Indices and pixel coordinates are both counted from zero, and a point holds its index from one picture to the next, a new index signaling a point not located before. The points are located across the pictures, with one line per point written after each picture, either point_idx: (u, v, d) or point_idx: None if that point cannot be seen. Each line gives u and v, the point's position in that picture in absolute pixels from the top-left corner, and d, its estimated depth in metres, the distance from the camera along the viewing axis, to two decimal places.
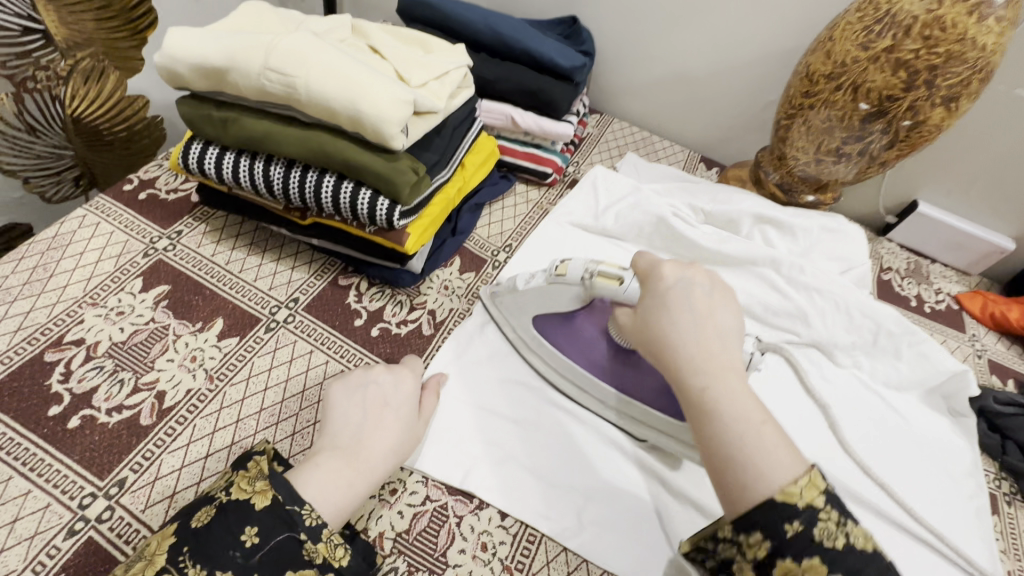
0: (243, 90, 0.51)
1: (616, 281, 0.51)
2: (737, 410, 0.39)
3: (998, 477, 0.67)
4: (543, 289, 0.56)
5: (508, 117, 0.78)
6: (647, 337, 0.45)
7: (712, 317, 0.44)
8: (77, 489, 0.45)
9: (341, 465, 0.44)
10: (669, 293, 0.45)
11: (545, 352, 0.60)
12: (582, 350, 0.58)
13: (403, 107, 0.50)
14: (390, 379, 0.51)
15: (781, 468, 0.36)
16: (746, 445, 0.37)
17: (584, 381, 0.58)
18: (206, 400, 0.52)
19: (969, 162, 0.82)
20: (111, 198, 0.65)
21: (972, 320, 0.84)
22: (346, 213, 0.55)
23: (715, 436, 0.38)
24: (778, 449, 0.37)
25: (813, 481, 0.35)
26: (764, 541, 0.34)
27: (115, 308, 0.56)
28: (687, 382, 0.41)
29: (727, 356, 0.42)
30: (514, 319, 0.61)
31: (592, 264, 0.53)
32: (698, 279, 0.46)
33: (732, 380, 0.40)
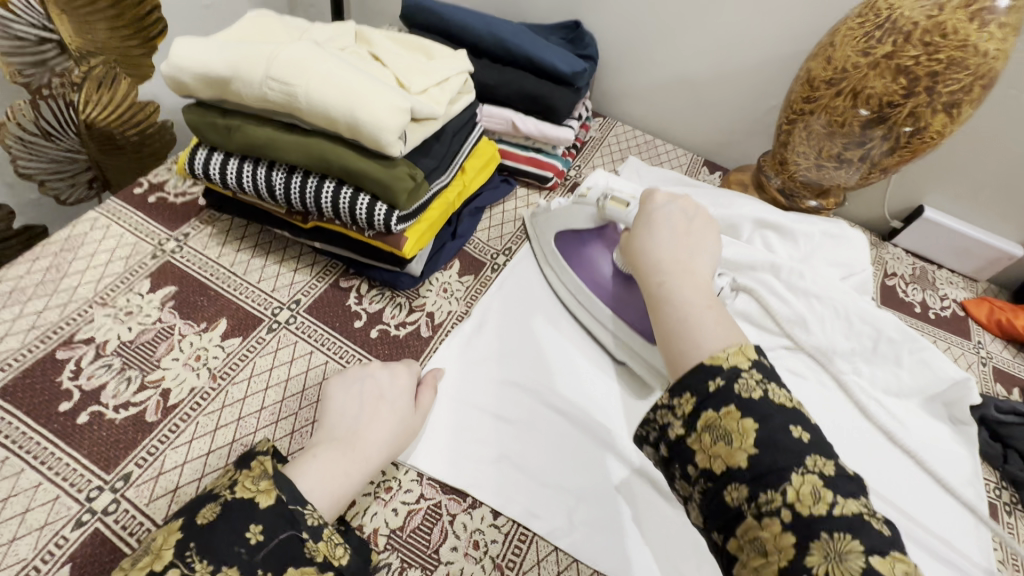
0: (246, 98, 0.53)
1: (623, 206, 0.62)
2: (688, 296, 0.47)
3: (998, 486, 0.67)
4: (567, 210, 0.68)
5: (509, 121, 0.78)
6: (632, 247, 0.56)
7: (686, 235, 0.54)
8: (85, 482, 0.47)
9: (338, 456, 0.46)
10: (654, 214, 0.57)
11: (560, 269, 0.70)
12: (590, 271, 0.67)
13: (401, 116, 0.51)
14: (386, 375, 0.53)
15: (714, 335, 0.43)
16: (688, 318, 0.45)
17: (588, 300, 0.67)
18: (209, 398, 0.53)
19: (977, 167, 0.81)
20: (122, 200, 0.67)
21: (978, 327, 0.83)
22: (345, 217, 0.56)
23: (665, 314, 0.47)
24: (718, 325, 0.44)
25: (740, 349, 0.41)
26: (692, 401, 0.40)
27: (124, 308, 0.58)
28: (652, 276, 0.51)
29: (694, 262, 0.52)
30: (543, 236, 0.72)
31: (609, 192, 0.64)
32: (682, 209, 0.57)
33: (692, 278, 0.49)
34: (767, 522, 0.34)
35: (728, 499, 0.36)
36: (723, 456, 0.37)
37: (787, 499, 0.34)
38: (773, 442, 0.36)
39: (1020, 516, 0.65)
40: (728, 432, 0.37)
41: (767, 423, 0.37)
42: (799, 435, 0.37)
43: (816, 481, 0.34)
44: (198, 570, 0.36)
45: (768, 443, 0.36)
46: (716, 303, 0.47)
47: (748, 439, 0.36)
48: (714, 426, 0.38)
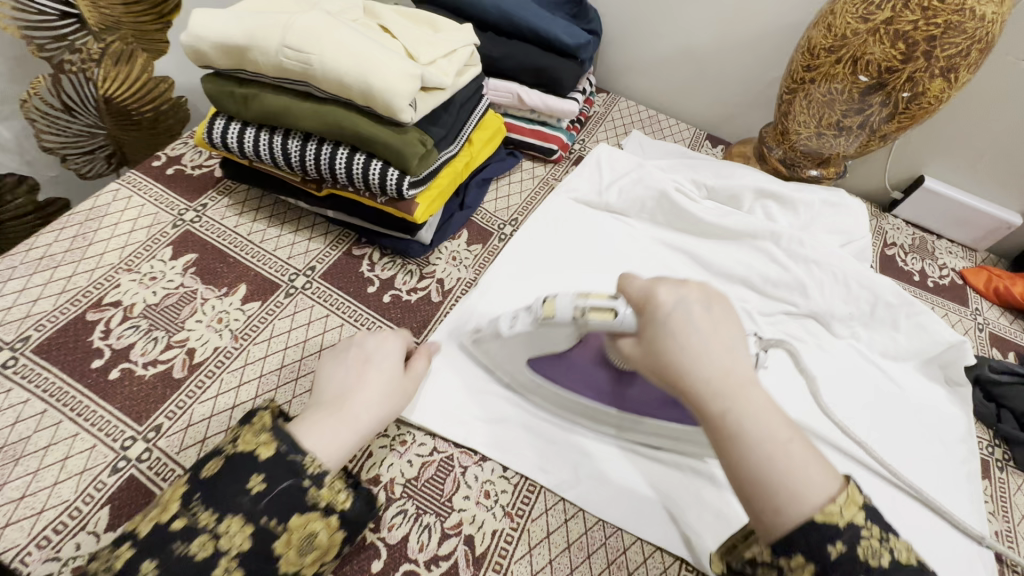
0: (263, 67, 0.55)
1: (610, 314, 0.46)
2: (763, 430, 0.37)
3: (992, 443, 0.69)
4: (530, 332, 0.51)
5: (515, 94, 0.80)
6: (656, 365, 0.42)
7: (718, 334, 0.41)
8: (120, 432, 0.50)
9: (327, 416, 0.45)
10: (672, 320, 0.41)
11: (545, 390, 0.57)
12: (583, 380, 0.55)
13: (412, 82, 0.53)
14: (373, 339, 0.52)
15: (813, 480, 0.36)
16: (778, 468, 0.36)
17: (586, 405, 0.56)
18: (232, 357, 0.56)
19: (976, 135, 0.82)
20: (142, 173, 0.70)
21: (976, 295, 0.85)
22: (359, 184, 0.58)
23: (745, 463, 0.37)
24: (810, 465, 0.36)
25: (849, 496, 0.36)
26: (808, 565, 0.34)
27: (148, 274, 0.60)
28: (707, 407, 0.38)
29: (742, 370, 0.39)
30: (505, 363, 0.58)
31: (582, 301, 0.47)
32: (697, 297, 0.42)
33: (751, 396, 0.38)
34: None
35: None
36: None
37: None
38: None
39: (1012, 472, 0.67)
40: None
41: None
42: None
43: None
44: (204, 518, 0.38)
45: None
46: (789, 422, 0.38)
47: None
48: None
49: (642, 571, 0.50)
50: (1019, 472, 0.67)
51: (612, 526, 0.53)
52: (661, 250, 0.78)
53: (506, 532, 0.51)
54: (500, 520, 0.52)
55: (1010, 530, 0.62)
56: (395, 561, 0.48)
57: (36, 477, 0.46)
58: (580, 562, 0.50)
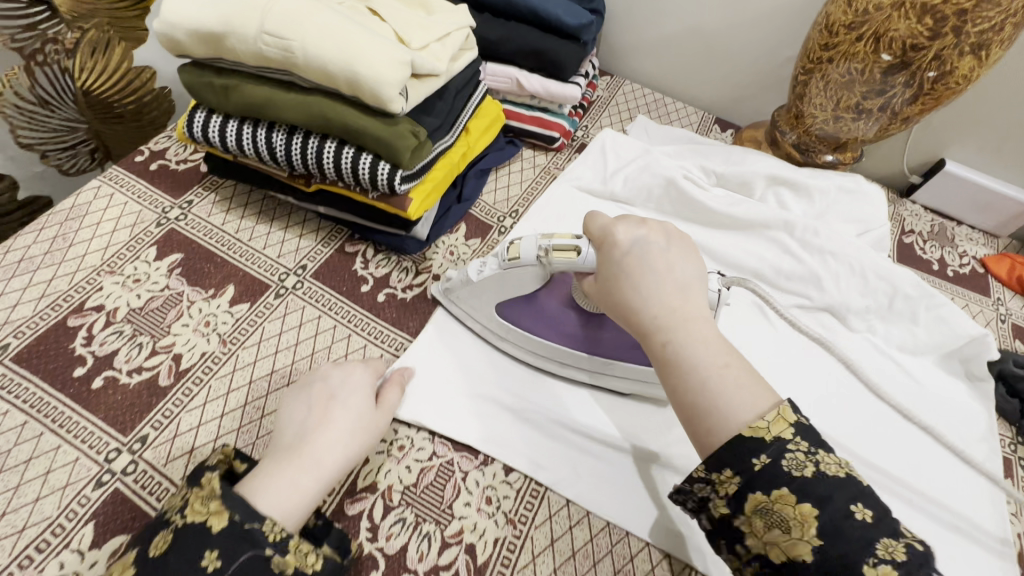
0: (242, 55, 0.51)
1: (572, 254, 0.48)
2: (700, 353, 0.39)
3: (1014, 440, 0.66)
4: (498, 276, 0.53)
5: (514, 80, 0.76)
6: (611, 298, 0.45)
7: (670, 271, 0.43)
8: (104, 445, 0.48)
9: (284, 465, 0.42)
10: (626, 257, 0.44)
11: (517, 338, 0.58)
12: (552, 324, 0.56)
13: (401, 68, 0.49)
14: (340, 373, 0.50)
15: (746, 401, 0.36)
16: (709, 385, 0.37)
17: (559, 353, 0.57)
18: (221, 362, 0.54)
19: (1003, 115, 0.78)
20: (124, 169, 0.67)
21: (998, 284, 0.81)
22: (348, 178, 0.55)
23: (682, 384, 0.38)
24: (745, 388, 0.37)
25: (780, 414, 0.35)
26: (735, 479, 0.35)
27: (132, 276, 0.58)
28: (651, 334, 0.41)
29: (690, 304, 0.42)
30: (477, 312, 0.58)
31: (545, 239, 0.49)
32: (652, 238, 0.45)
33: (694, 327, 0.40)
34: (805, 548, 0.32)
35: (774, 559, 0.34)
36: (782, 546, 0.33)
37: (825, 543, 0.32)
38: (837, 530, 0.32)
39: None
40: (783, 520, 0.33)
41: (828, 505, 0.32)
42: (863, 514, 0.33)
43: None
44: None
45: (833, 530, 0.32)
46: (730, 349, 0.39)
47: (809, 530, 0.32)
48: (765, 508, 0.34)
49: None
50: None
51: (619, 531, 0.51)
52: None
53: (508, 540, 0.49)
54: (502, 528, 0.50)
55: None
56: (393, 572, 0.46)
57: (17, 493, 0.45)
58: (585, 571, 0.48)
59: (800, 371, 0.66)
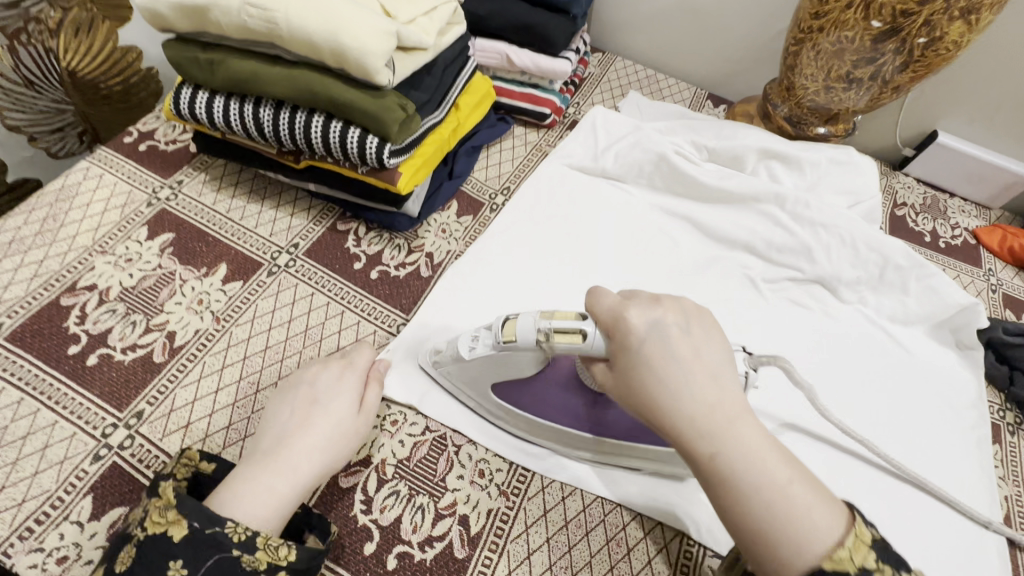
0: (226, 28, 0.51)
1: (577, 337, 0.43)
2: (754, 468, 0.35)
3: (1003, 407, 0.67)
4: (494, 355, 0.47)
5: (504, 55, 0.76)
6: (635, 397, 0.39)
7: (696, 360, 0.39)
8: (100, 420, 0.48)
9: (258, 471, 0.43)
10: (646, 349, 0.39)
11: (517, 419, 0.53)
12: (554, 405, 0.50)
13: (386, 39, 0.49)
14: (324, 376, 0.49)
15: (817, 524, 0.33)
16: (776, 508, 0.34)
17: (563, 434, 0.52)
18: (214, 339, 0.54)
19: (995, 84, 0.77)
20: (113, 150, 0.66)
21: (989, 255, 0.82)
22: (337, 153, 0.55)
23: (742, 508, 0.35)
24: (813, 507, 0.34)
25: (857, 536, 0.33)
26: None
27: (124, 256, 0.58)
28: (696, 447, 0.36)
29: (728, 400, 0.37)
30: (471, 390, 0.53)
31: (544, 322, 0.44)
32: (671, 318, 0.40)
33: (740, 433, 0.36)
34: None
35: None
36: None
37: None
38: None
39: None
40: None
41: None
42: None
43: None
44: None
45: None
46: (783, 454, 0.36)
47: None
48: None
49: (642, 547, 0.49)
50: None
51: (610, 502, 0.52)
52: (661, 217, 0.75)
53: (502, 511, 0.50)
54: (495, 499, 0.51)
55: (1021, 494, 0.61)
56: (388, 543, 0.47)
57: (15, 468, 0.45)
58: (578, 540, 0.49)
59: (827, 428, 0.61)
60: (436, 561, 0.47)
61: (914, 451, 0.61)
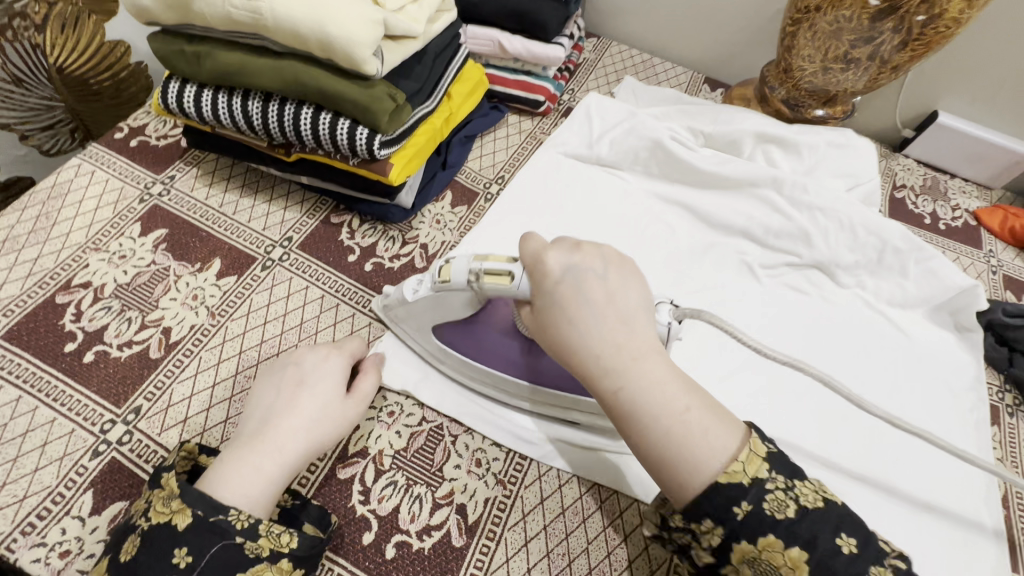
0: (211, 20, 0.50)
1: (506, 279, 0.43)
2: (656, 401, 0.39)
3: (1002, 388, 0.66)
4: (432, 297, 0.48)
5: (496, 42, 0.75)
6: (552, 339, 0.42)
7: (610, 305, 0.41)
8: (98, 416, 0.49)
9: (245, 452, 0.43)
10: (560, 292, 0.41)
11: (456, 362, 0.54)
12: (492, 349, 0.51)
13: (374, 28, 0.48)
14: (314, 359, 0.49)
15: (710, 445, 0.38)
16: (673, 431, 0.38)
17: (498, 380, 0.53)
18: (210, 334, 0.54)
19: (999, 62, 0.76)
20: (104, 146, 0.66)
21: (990, 236, 0.81)
22: (327, 145, 0.54)
23: (646, 432, 0.39)
24: (709, 430, 0.38)
25: (751, 451, 0.38)
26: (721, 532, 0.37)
27: (117, 252, 0.58)
28: (601, 384, 0.40)
29: (637, 341, 0.40)
30: (415, 333, 0.54)
31: (477, 261, 0.44)
32: (588, 264, 0.42)
33: (644, 370, 0.40)
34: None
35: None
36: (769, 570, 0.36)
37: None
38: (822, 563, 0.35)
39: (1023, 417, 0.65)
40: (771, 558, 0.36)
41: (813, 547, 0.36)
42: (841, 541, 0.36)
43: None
44: None
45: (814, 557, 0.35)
46: (685, 386, 0.40)
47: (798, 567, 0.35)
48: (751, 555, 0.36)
49: (639, 534, 0.50)
50: None
51: (606, 490, 0.52)
52: (657, 204, 0.74)
53: (499, 500, 0.50)
54: (492, 488, 0.51)
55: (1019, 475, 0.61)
56: (385, 532, 0.47)
57: (16, 465, 0.46)
58: (575, 527, 0.50)
59: (786, 403, 0.60)
60: (434, 550, 0.47)
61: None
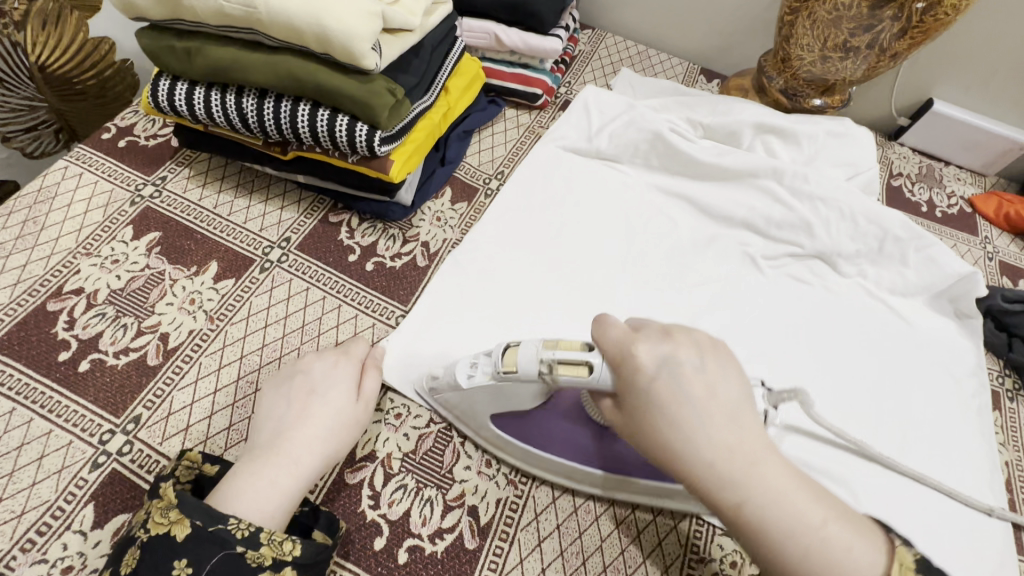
0: (202, 15, 0.48)
1: (583, 370, 0.41)
2: (785, 512, 0.35)
3: (1002, 373, 0.67)
4: (494, 387, 0.46)
5: (492, 35, 0.74)
6: (651, 441, 0.39)
7: (713, 400, 0.38)
8: (96, 427, 0.47)
9: (257, 464, 0.42)
10: (657, 389, 0.38)
11: (519, 452, 0.50)
12: (559, 436, 0.49)
13: (372, 21, 0.47)
14: (321, 365, 0.48)
15: (850, 560, 0.34)
16: (807, 546, 0.35)
17: (570, 470, 0.50)
18: (210, 339, 0.53)
19: (992, 49, 0.76)
20: (91, 147, 0.64)
21: (985, 223, 0.82)
22: (326, 143, 0.53)
23: (774, 549, 0.35)
24: (848, 542, 0.35)
25: (893, 559, 0.34)
26: None
27: (109, 257, 0.56)
28: (720, 496, 0.36)
29: (749, 441, 0.37)
30: (472, 420, 0.51)
31: (547, 352, 0.42)
32: (682, 356, 0.39)
33: (765, 476, 0.36)
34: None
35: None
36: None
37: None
38: None
39: (1022, 401, 0.66)
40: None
41: None
42: None
43: None
44: None
45: None
46: (808, 488, 0.37)
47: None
48: None
49: (653, 530, 0.50)
50: None
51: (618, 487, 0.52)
52: (658, 197, 0.74)
53: (511, 500, 0.50)
54: (504, 488, 0.50)
55: (1021, 459, 0.62)
56: (397, 537, 0.47)
57: (12, 479, 0.44)
58: (588, 525, 0.49)
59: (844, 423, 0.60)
60: (447, 553, 0.47)
61: (916, 421, 0.61)
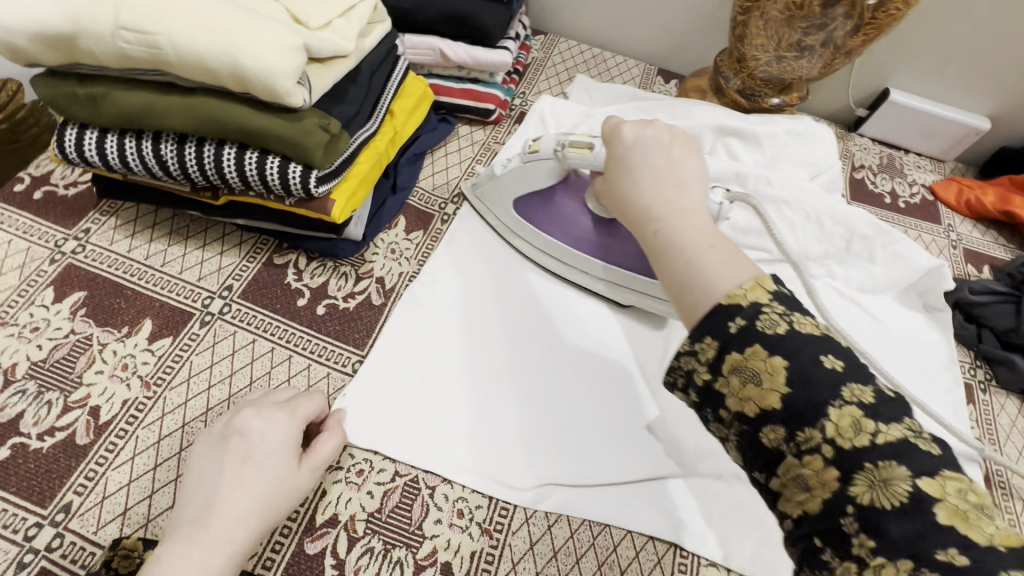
0: (101, 57, 0.44)
1: (587, 150, 0.51)
2: (688, 237, 0.36)
3: (973, 365, 0.67)
4: (520, 168, 0.58)
5: (436, 51, 0.70)
6: (613, 199, 0.44)
7: (669, 168, 0.41)
8: (21, 522, 0.43)
9: (189, 547, 0.37)
10: (629, 152, 0.43)
11: (528, 233, 0.63)
12: (565, 225, 0.60)
13: (295, 57, 0.43)
14: (259, 424, 0.43)
15: (722, 275, 0.33)
16: (692, 265, 0.34)
17: (572, 258, 0.62)
18: (147, 409, 0.48)
19: (944, 38, 0.76)
20: (3, 202, 0.58)
21: (947, 210, 0.82)
22: (257, 186, 0.49)
23: (663, 262, 0.36)
24: (730, 265, 0.34)
25: (758, 283, 0.32)
26: (713, 346, 0.32)
27: (28, 325, 0.51)
28: (644, 226, 0.39)
29: (688, 198, 0.39)
30: (497, 207, 0.64)
31: (566, 137, 0.54)
32: (657, 137, 0.43)
33: (688, 218, 0.37)
34: (809, 460, 0.29)
35: (766, 442, 0.31)
36: (754, 399, 0.31)
37: (832, 442, 0.28)
38: (807, 376, 0.30)
39: (995, 392, 0.65)
40: (756, 373, 0.31)
41: (797, 357, 0.30)
42: (832, 364, 0.30)
43: (857, 412, 0.29)
44: None
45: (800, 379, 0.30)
46: (721, 237, 0.36)
47: (779, 379, 0.30)
48: (740, 366, 0.31)
49: (636, 567, 0.48)
50: (1001, 390, 0.65)
51: (598, 523, 0.49)
52: None
53: (486, 552, 0.47)
54: (478, 540, 0.48)
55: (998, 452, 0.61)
56: None
57: None
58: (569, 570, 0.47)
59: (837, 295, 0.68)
60: None
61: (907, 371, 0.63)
